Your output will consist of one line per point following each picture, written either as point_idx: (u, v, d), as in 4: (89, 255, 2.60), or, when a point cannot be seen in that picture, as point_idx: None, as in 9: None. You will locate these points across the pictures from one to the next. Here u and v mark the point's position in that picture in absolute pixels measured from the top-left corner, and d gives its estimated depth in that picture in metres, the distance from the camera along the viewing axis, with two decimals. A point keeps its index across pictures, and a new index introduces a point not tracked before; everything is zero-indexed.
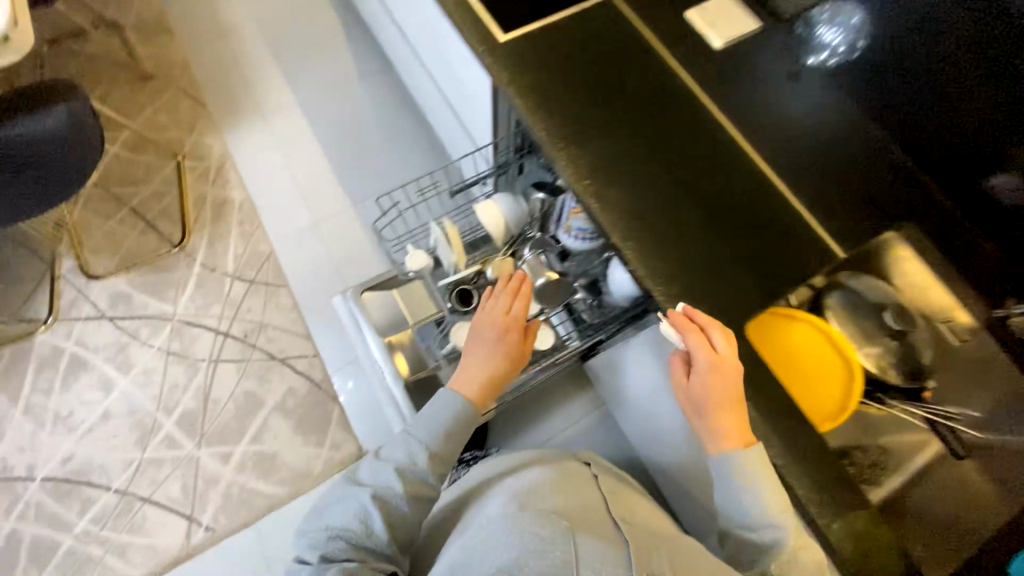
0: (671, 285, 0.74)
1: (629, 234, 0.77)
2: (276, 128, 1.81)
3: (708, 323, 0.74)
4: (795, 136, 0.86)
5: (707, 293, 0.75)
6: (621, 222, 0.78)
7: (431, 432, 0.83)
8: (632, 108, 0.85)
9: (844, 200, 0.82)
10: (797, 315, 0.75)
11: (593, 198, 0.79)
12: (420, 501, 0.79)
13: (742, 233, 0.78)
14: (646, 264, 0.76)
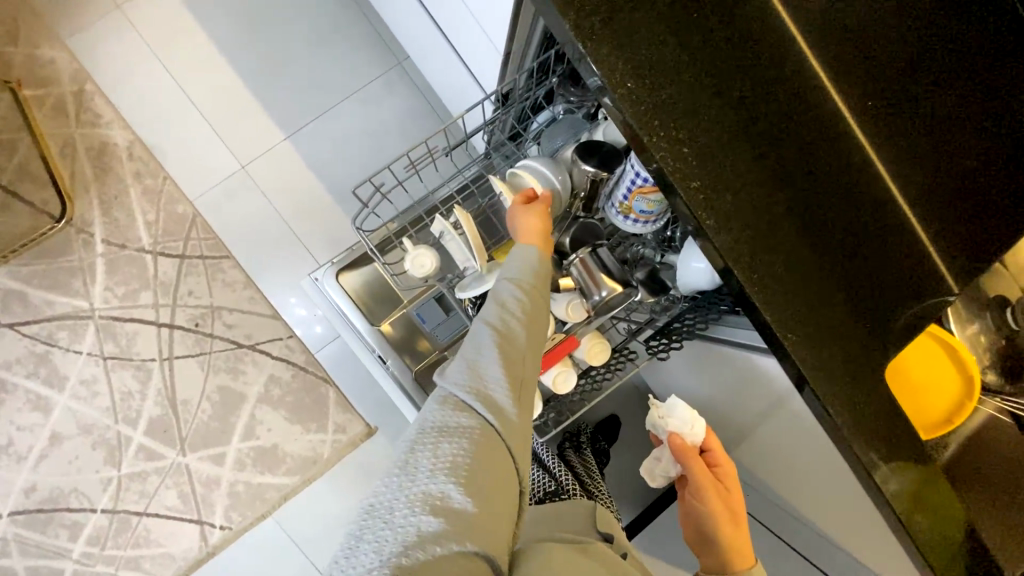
0: (806, 328, 0.55)
1: (752, 261, 0.53)
2: (141, 19, 1.24)
3: (854, 366, 0.56)
4: (920, 64, 0.59)
5: (849, 328, 0.56)
6: (743, 238, 0.53)
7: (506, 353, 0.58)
8: (746, 40, 0.53)
9: (973, 163, 0.59)
10: (921, 334, 0.66)
11: (703, 209, 0.52)
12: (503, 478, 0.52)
13: (872, 239, 0.57)
14: (778, 300, 0.54)
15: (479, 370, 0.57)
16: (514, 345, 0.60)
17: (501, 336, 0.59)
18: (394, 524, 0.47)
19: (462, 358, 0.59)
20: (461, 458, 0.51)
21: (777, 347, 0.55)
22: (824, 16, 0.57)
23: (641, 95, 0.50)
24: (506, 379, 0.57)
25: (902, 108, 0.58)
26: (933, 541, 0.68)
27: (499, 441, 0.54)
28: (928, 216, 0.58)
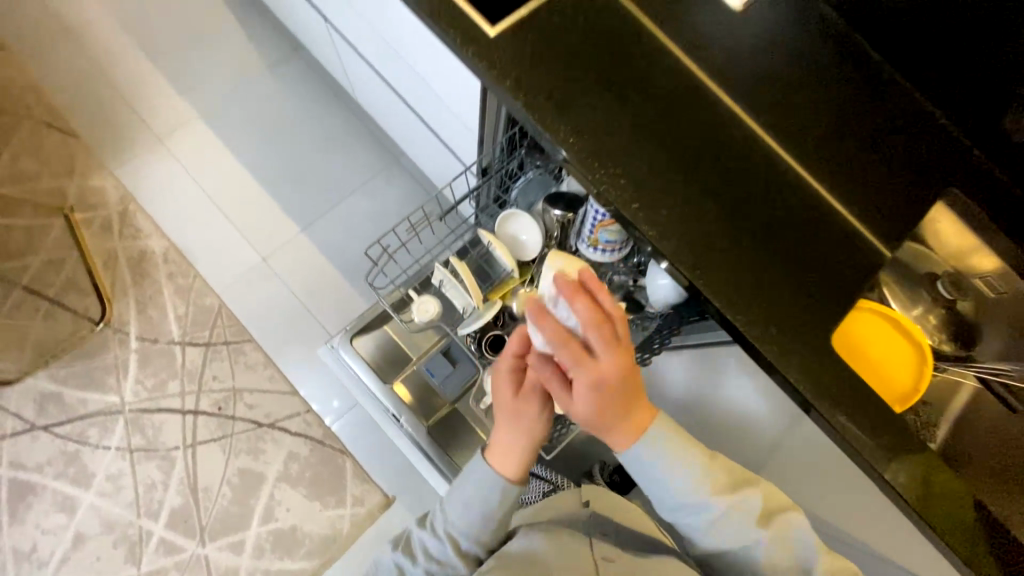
0: (754, 311, 0.64)
1: (695, 259, 0.65)
2: (180, 149, 1.48)
3: (806, 343, 0.64)
4: (802, 102, 0.76)
5: (794, 308, 0.65)
6: (684, 242, 0.65)
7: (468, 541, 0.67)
8: (659, 99, 0.70)
9: (860, 169, 0.74)
10: (861, 307, 0.72)
11: (644, 223, 0.65)
12: None
13: (795, 234, 0.69)
14: (722, 289, 0.65)
15: (461, 530, 0.66)
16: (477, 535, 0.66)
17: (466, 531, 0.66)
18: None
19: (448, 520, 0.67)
20: None
21: (732, 329, 0.65)
22: (720, 76, 0.74)
23: (579, 148, 0.68)
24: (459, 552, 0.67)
25: (796, 135, 0.74)
26: (940, 522, 0.70)
27: None
28: (835, 213, 0.72)
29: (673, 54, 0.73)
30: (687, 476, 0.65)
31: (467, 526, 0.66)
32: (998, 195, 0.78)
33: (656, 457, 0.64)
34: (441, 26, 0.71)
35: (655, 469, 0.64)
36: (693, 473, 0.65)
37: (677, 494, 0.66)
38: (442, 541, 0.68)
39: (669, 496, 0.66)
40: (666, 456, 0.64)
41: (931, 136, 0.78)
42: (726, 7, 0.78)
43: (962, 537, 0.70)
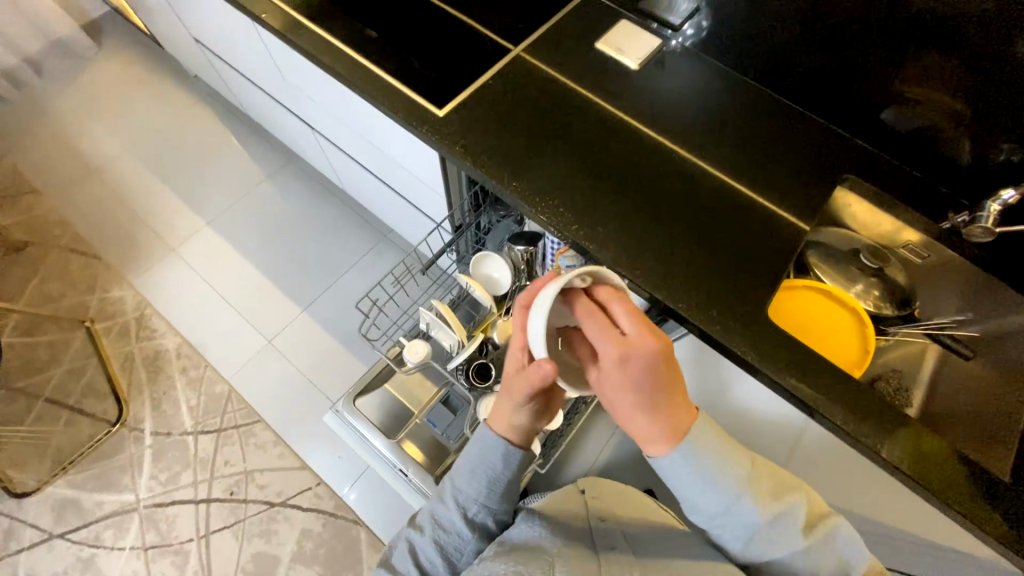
0: (691, 299, 0.76)
1: (631, 263, 0.78)
2: (190, 253, 1.65)
3: (744, 321, 0.74)
4: (704, 131, 0.92)
5: (725, 292, 0.76)
6: (621, 253, 0.79)
7: (481, 486, 0.72)
8: (584, 145, 0.87)
9: (765, 173, 0.88)
10: (795, 284, 0.83)
11: (585, 241, 0.79)
12: (448, 554, 0.75)
13: (718, 232, 0.81)
14: (661, 285, 0.77)
15: (470, 494, 0.73)
16: (493, 480, 0.72)
17: (480, 474, 0.72)
18: (397, 543, 0.79)
19: (466, 469, 0.73)
20: (430, 546, 0.75)
21: (676, 315, 0.76)
22: (632, 119, 0.91)
23: (521, 189, 0.82)
24: (472, 496, 0.73)
25: (704, 156, 0.88)
26: (926, 484, 0.70)
27: (456, 538, 0.75)
28: (752, 210, 0.84)
29: (592, 109, 0.91)
30: (727, 484, 0.57)
31: (473, 490, 0.73)
32: (893, 177, 0.89)
33: (699, 463, 0.56)
34: (399, 113, 0.88)
35: (697, 473, 0.56)
36: (738, 478, 0.57)
37: (713, 496, 0.58)
38: (452, 509, 0.74)
39: (708, 509, 0.59)
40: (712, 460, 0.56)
41: (819, 141, 0.93)
42: (627, 69, 0.97)
43: (953, 500, 0.69)
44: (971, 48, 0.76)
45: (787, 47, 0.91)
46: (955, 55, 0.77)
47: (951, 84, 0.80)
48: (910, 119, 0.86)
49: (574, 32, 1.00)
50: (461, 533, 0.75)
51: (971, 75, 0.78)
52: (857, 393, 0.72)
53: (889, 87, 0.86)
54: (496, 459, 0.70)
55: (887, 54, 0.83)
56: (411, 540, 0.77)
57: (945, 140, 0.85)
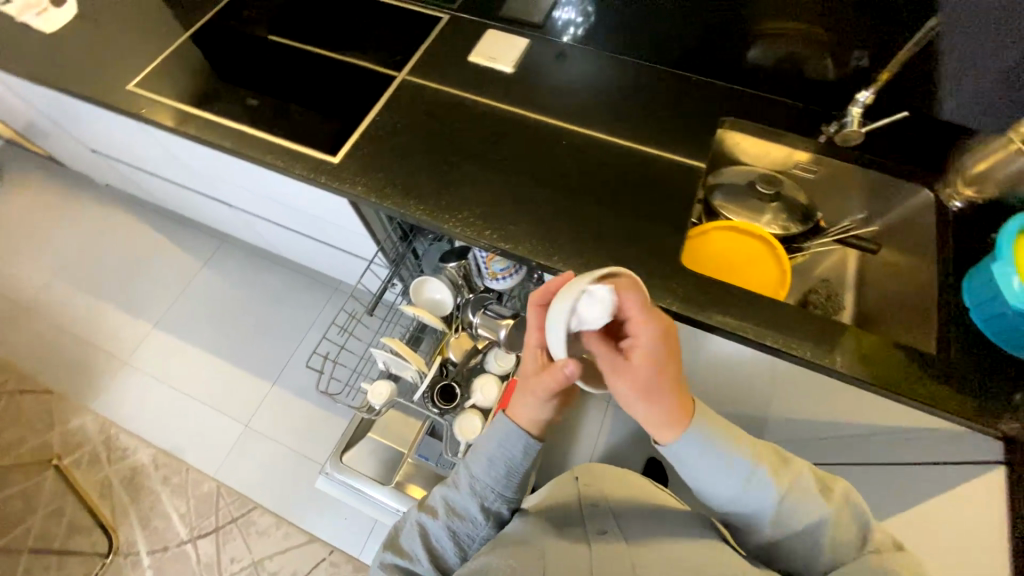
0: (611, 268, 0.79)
1: (550, 251, 0.81)
2: (144, 361, 1.61)
3: (665, 274, 0.78)
4: (590, 110, 0.96)
5: (641, 252, 0.80)
6: (537, 245, 0.82)
7: (498, 472, 0.71)
8: (479, 154, 0.91)
9: (653, 134, 0.93)
10: (706, 228, 0.88)
11: (499, 242, 0.82)
12: (460, 539, 0.74)
13: (622, 199, 0.85)
14: (581, 262, 0.80)
15: (483, 481, 0.72)
16: (510, 470, 0.71)
17: (500, 463, 0.70)
18: (404, 526, 0.77)
19: (484, 454, 0.71)
20: (441, 530, 0.73)
21: None
22: (519, 117, 0.95)
23: (429, 211, 0.85)
24: (488, 484, 0.72)
25: (594, 134, 0.92)
26: (876, 380, 0.71)
27: (472, 523, 0.74)
28: (649, 170, 0.88)
29: (480, 117, 0.95)
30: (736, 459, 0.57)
31: (492, 479, 0.71)
32: (770, 109, 0.96)
33: (705, 445, 0.56)
34: (296, 170, 0.90)
35: (711, 461, 0.56)
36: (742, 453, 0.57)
37: (734, 481, 0.57)
38: (467, 496, 0.73)
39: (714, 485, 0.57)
40: (718, 440, 0.56)
41: (695, 93, 0.99)
42: (503, 73, 1.01)
43: (904, 390, 0.70)
44: None
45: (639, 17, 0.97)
46: None
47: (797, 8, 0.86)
48: (770, 54, 0.92)
49: (446, 52, 1.04)
50: (474, 521, 0.74)
51: None
52: (779, 314, 0.75)
53: (746, 28, 0.91)
54: (519, 450, 0.69)
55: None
56: (422, 524, 0.75)
57: (809, 62, 0.91)
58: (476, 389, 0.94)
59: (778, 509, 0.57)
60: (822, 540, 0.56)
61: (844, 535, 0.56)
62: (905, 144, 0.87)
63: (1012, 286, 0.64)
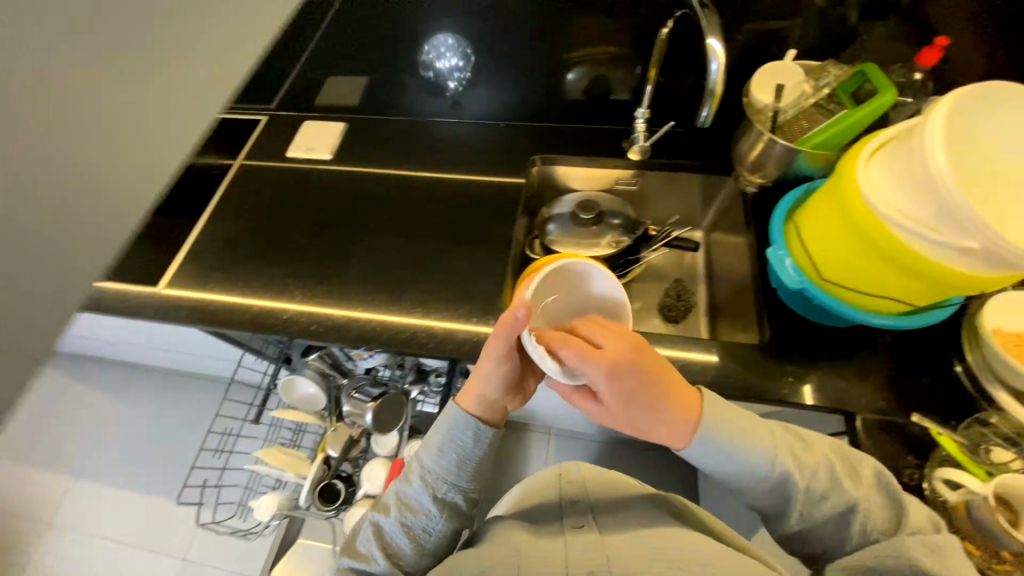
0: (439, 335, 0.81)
1: (381, 332, 0.82)
2: (66, 515, 1.53)
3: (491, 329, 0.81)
4: (409, 182, 1.00)
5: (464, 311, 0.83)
6: (367, 328, 0.83)
7: (454, 458, 0.63)
8: (306, 249, 0.93)
9: (469, 192, 0.98)
10: (538, 264, 0.92)
11: (330, 334, 0.83)
12: (417, 537, 0.64)
13: (443, 262, 0.90)
14: (410, 336, 0.82)
15: (434, 469, 0.64)
16: (462, 455, 0.63)
17: (451, 446, 0.63)
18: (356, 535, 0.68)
19: (439, 436, 0.64)
20: (392, 528, 0.64)
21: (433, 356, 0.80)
22: (343, 205, 0.99)
23: (262, 320, 0.85)
24: (441, 471, 0.64)
25: (414, 210, 0.97)
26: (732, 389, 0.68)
27: (429, 524, 0.64)
28: (467, 228, 0.94)
29: (305, 213, 0.98)
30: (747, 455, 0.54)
31: (446, 464, 0.63)
32: (576, 138, 1.01)
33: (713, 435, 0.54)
34: (120, 309, 0.87)
35: (724, 450, 0.54)
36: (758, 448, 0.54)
37: (751, 470, 0.55)
38: (420, 488, 0.65)
39: (729, 471, 0.55)
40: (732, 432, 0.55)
41: (507, 140, 1.04)
42: (324, 162, 1.04)
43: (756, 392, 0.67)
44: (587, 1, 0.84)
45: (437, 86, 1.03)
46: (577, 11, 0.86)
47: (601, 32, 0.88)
48: (584, 80, 0.94)
49: (269, 154, 1.07)
50: (430, 515, 0.64)
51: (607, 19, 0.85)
52: None
53: (556, 60, 0.93)
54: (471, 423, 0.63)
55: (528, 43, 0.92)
56: (375, 522, 0.66)
57: (613, 84, 0.94)
58: (362, 477, 0.92)
59: (790, 496, 0.54)
60: (841, 523, 0.53)
61: (873, 515, 0.52)
62: (696, 147, 0.93)
63: (784, 267, 0.65)
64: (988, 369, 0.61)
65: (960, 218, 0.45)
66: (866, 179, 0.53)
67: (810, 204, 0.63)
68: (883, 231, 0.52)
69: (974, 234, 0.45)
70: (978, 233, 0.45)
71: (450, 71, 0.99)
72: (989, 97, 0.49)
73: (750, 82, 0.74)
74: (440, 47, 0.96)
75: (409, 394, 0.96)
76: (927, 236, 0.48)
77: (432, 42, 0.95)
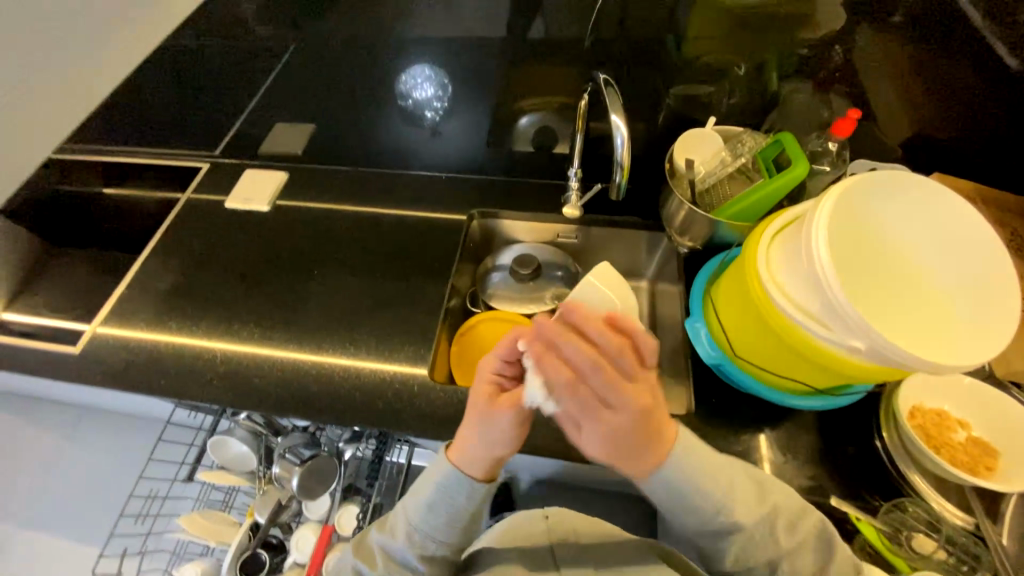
0: (361, 405, 0.78)
1: (297, 399, 0.80)
2: None
3: (415, 398, 0.78)
4: (345, 235, 0.99)
5: (389, 378, 0.81)
6: (287, 394, 0.80)
7: (444, 516, 0.57)
8: (234, 307, 0.91)
9: (406, 246, 0.97)
10: (475, 321, 0.93)
11: (247, 403, 0.80)
12: None
13: (371, 323, 0.87)
14: (331, 403, 0.79)
15: (421, 526, 0.58)
16: (454, 511, 0.56)
17: (444, 502, 0.56)
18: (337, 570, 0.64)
19: (433, 485, 0.56)
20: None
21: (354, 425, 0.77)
22: (277, 259, 0.97)
23: (178, 385, 0.83)
24: (430, 528, 0.57)
25: (346, 265, 0.95)
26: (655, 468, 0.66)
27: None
28: (399, 285, 0.92)
29: (239, 267, 0.96)
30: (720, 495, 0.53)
31: (433, 522, 0.57)
32: (518, 192, 1.00)
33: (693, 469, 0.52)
34: (34, 370, 0.86)
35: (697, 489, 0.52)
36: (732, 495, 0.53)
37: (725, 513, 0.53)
38: (405, 540, 0.59)
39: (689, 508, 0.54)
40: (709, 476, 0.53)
41: (449, 190, 1.03)
42: (263, 213, 1.03)
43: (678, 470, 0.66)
44: (538, 51, 0.80)
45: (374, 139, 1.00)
46: (524, 60, 0.82)
47: (557, 79, 0.83)
48: (540, 123, 0.91)
49: (207, 203, 1.06)
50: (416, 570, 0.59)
51: (561, 64, 0.81)
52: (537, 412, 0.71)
53: (505, 106, 0.90)
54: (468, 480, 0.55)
55: (470, 93, 0.89)
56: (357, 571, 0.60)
57: (559, 137, 0.92)
58: (289, 545, 0.89)
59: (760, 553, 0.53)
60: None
61: None
62: (633, 203, 0.92)
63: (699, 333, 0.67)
64: (904, 451, 0.60)
65: (844, 318, 0.46)
66: (764, 266, 0.54)
67: (722, 282, 0.65)
68: (779, 318, 0.52)
69: (860, 334, 0.46)
70: (864, 334, 0.45)
71: (428, 100, 0.91)
72: (883, 184, 0.49)
73: (671, 148, 0.75)
74: (417, 77, 0.88)
75: (342, 455, 0.91)
76: (821, 331, 0.49)
77: (409, 73, 0.87)
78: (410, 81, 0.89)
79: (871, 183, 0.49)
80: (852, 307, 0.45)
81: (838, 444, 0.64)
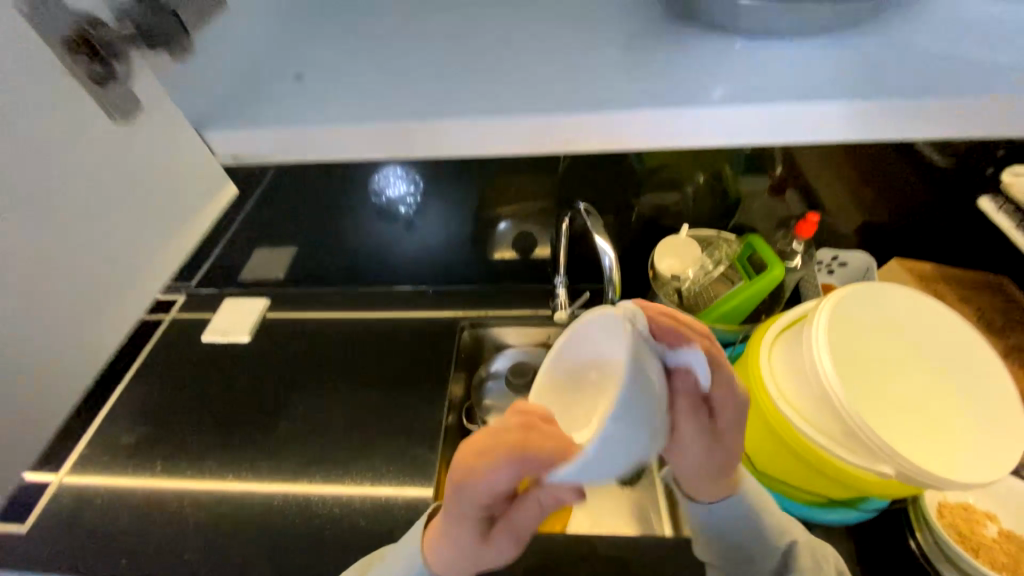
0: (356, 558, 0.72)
1: (284, 565, 0.71)
2: None
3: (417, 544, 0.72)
4: (331, 360, 0.96)
5: (386, 522, 0.74)
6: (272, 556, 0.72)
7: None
8: (208, 454, 0.84)
9: (393, 365, 0.94)
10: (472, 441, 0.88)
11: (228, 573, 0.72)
12: None
13: (360, 458, 0.82)
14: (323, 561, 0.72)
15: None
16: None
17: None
18: None
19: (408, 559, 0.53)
20: None
21: None
22: (257, 391, 0.92)
23: (142, 565, 0.73)
24: None
25: (332, 390, 0.91)
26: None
27: None
28: (387, 408, 0.88)
29: (216, 406, 0.91)
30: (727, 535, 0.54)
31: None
32: (506, 299, 1.01)
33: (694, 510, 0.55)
34: None
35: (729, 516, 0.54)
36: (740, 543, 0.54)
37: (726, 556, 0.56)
38: None
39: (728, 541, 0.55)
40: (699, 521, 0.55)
41: (437, 302, 1.03)
42: (244, 344, 1.00)
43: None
44: (507, 163, 0.78)
45: (354, 259, 1.00)
46: (494, 172, 0.80)
47: (530, 186, 0.82)
48: (518, 228, 0.91)
49: (183, 338, 1.01)
50: None
51: (533, 173, 0.80)
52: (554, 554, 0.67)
53: (480, 216, 0.89)
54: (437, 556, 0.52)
55: (442, 208, 0.87)
56: None
57: (538, 242, 0.94)
58: None
59: None
60: None
61: None
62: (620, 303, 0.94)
63: None
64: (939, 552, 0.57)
65: (868, 444, 0.47)
66: (771, 387, 0.55)
67: None
68: (801, 442, 0.52)
69: (883, 458, 0.47)
70: (887, 458, 0.46)
71: (401, 197, 0.85)
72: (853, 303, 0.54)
73: (654, 254, 0.79)
74: (390, 177, 0.82)
75: None
76: (845, 452, 0.49)
77: (381, 175, 0.82)
78: (382, 185, 0.84)
79: (845, 306, 0.54)
80: (872, 431, 0.47)
81: (869, 554, 0.61)
